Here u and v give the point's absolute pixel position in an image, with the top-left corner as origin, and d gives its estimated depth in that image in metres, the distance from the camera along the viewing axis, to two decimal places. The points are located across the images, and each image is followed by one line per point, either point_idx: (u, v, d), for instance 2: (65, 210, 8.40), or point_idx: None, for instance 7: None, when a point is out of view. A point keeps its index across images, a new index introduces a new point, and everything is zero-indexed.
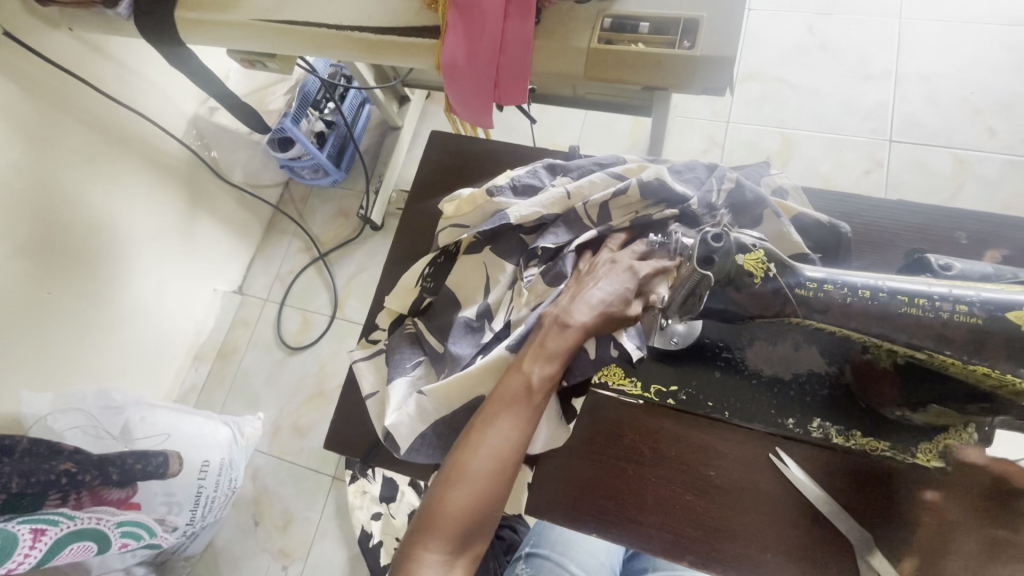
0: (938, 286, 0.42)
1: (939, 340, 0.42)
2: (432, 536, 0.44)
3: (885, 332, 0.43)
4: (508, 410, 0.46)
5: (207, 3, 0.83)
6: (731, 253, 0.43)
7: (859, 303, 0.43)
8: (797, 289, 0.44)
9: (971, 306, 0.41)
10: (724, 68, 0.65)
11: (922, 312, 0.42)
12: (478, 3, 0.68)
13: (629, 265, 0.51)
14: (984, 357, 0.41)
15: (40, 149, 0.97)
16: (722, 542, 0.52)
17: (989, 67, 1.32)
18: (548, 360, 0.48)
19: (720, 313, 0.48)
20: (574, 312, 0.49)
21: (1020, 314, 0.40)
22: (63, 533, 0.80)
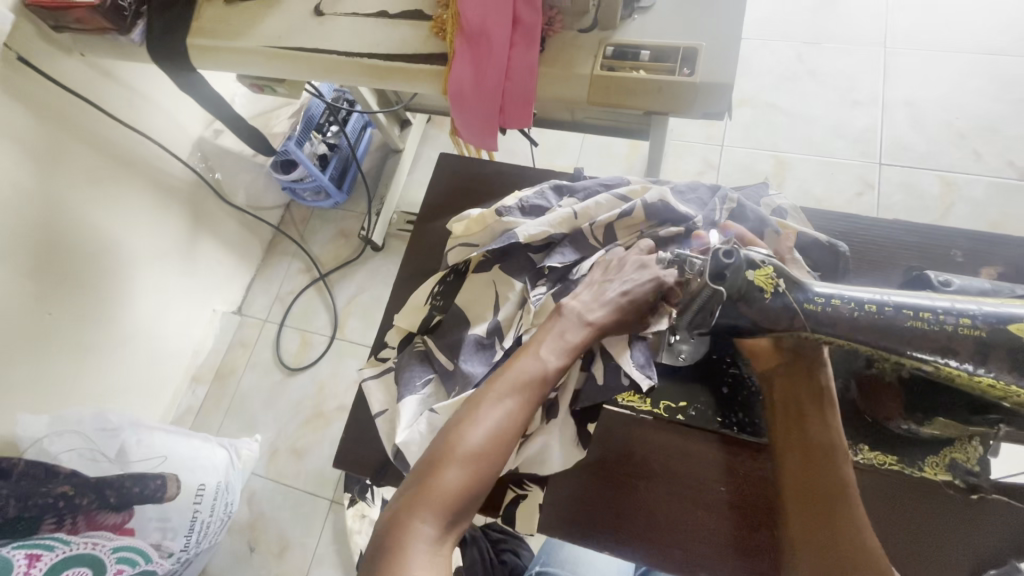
0: (940, 300, 0.43)
1: (943, 352, 0.42)
2: (424, 509, 0.44)
3: (893, 345, 0.43)
4: (514, 391, 0.47)
5: (220, 30, 0.85)
6: (741, 269, 0.44)
7: (866, 317, 0.43)
8: (806, 304, 0.45)
9: (974, 319, 0.41)
10: (723, 94, 0.68)
11: (927, 325, 0.42)
12: (485, 33, 0.71)
13: (655, 270, 0.53)
14: (990, 367, 0.41)
15: (48, 172, 0.98)
16: (733, 557, 0.52)
17: (972, 93, 1.37)
18: (564, 351, 0.50)
19: (732, 328, 0.48)
20: (595, 308, 0.51)
21: (1021, 326, 0.41)
22: (58, 559, 0.78)
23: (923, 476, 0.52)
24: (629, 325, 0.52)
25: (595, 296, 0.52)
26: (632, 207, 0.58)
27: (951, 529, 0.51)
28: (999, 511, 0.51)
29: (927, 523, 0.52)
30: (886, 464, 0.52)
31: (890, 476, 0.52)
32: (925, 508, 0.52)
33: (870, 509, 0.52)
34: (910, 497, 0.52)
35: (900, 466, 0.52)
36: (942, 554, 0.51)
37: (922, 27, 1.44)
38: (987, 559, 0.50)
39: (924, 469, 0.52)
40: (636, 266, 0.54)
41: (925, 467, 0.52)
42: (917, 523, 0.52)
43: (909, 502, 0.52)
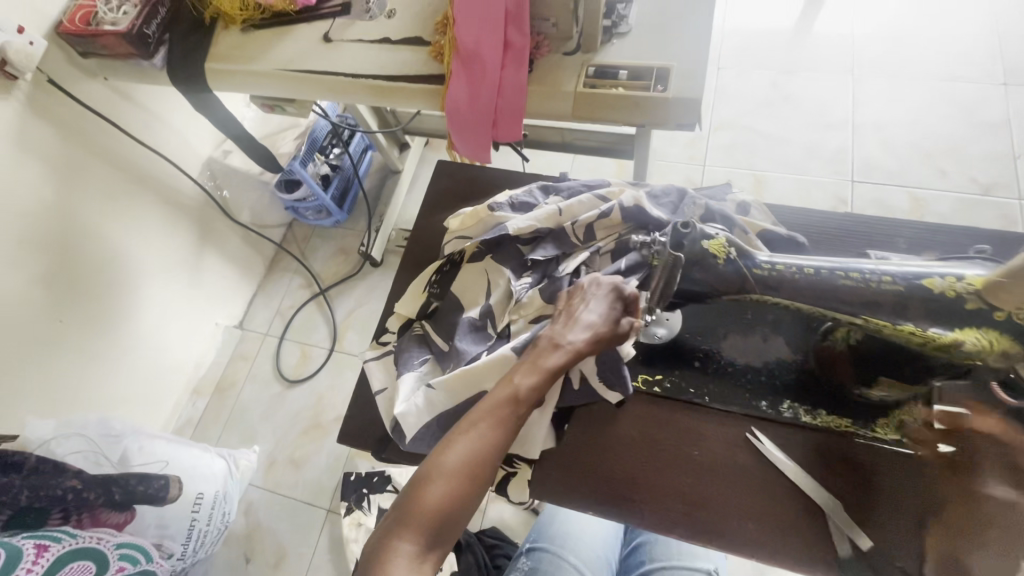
0: (867, 263, 0.48)
1: (869, 304, 0.47)
2: (407, 527, 0.46)
3: (830, 303, 0.48)
4: (491, 415, 0.50)
5: (236, 55, 0.93)
6: (697, 239, 0.50)
7: (805, 279, 0.48)
8: (753, 270, 0.50)
9: (894, 277, 0.46)
10: (693, 107, 0.75)
11: (855, 282, 0.47)
12: (479, 54, 0.78)
13: (615, 286, 0.55)
14: (910, 319, 0.46)
15: (70, 185, 1.04)
16: (709, 515, 0.52)
17: (934, 116, 1.47)
18: (538, 374, 0.51)
19: (694, 295, 0.53)
20: (567, 332, 0.53)
21: (932, 280, 0.45)
22: (64, 551, 0.79)
23: (875, 438, 0.52)
24: (604, 346, 0.54)
25: (572, 319, 0.54)
26: (609, 211, 0.62)
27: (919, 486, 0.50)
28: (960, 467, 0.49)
29: (894, 481, 0.51)
30: (840, 427, 0.53)
31: (848, 440, 0.53)
32: (893, 469, 0.51)
33: (839, 468, 0.52)
34: (876, 460, 0.52)
35: (853, 428, 0.53)
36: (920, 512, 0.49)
37: (887, 57, 1.55)
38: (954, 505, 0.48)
39: (875, 430, 0.53)
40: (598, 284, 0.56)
41: (876, 428, 0.53)
42: (888, 481, 0.51)
43: (877, 463, 0.51)
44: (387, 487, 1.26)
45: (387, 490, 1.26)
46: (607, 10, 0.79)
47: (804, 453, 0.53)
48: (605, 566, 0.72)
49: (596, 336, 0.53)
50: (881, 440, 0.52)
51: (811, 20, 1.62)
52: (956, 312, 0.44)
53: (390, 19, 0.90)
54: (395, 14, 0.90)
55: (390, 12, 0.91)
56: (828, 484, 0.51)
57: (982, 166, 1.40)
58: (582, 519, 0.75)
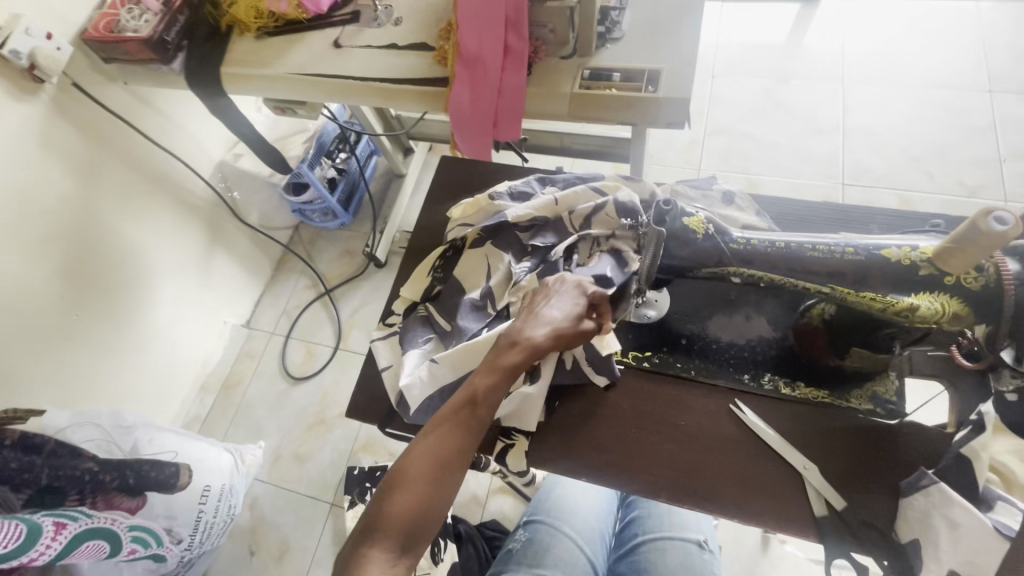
0: (833, 238, 0.51)
1: (834, 274, 0.50)
2: (376, 538, 0.46)
3: (800, 274, 0.52)
4: (450, 417, 0.51)
5: (250, 60, 0.98)
6: (677, 215, 0.55)
7: (776, 252, 0.52)
8: (730, 245, 0.54)
9: (856, 248, 0.49)
10: (682, 107, 0.80)
11: (823, 254, 0.50)
12: (480, 58, 0.83)
13: (578, 285, 0.58)
14: (872, 287, 0.49)
15: (89, 183, 1.09)
16: (695, 480, 0.55)
17: (922, 121, 1.52)
18: (498, 372, 0.53)
19: (674, 269, 0.57)
20: (529, 328, 0.55)
21: (890, 251, 0.48)
22: (81, 529, 0.84)
23: (851, 407, 0.56)
24: (567, 342, 0.56)
25: (532, 317, 0.56)
26: (604, 205, 0.66)
27: (889, 450, 0.54)
28: (922, 430, 0.54)
29: (867, 447, 0.54)
30: (818, 398, 0.57)
31: (824, 410, 0.56)
32: (866, 435, 0.55)
33: (816, 436, 0.55)
34: (851, 428, 0.55)
35: (830, 399, 0.57)
36: (889, 473, 0.53)
37: (876, 66, 1.60)
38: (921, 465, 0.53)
39: (850, 400, 0.56)
40: (564, 282, 0.58)
41: (850, 399, 0.56)
42: (862, 447, 0.54)
43: (852, 430, 0.55)
44: None
45: None
46: (602, 17, 0.84)
47: (789, 423, 0.56)
48: (599, 539, 0.76)
49: (558, 332, 0.55)
50: (855, 409, 0.56)
51: (802, 31, 1.68)
52: (910, 279, 0.47)
53: (397, 26, 0.96)
54: (402, 22, 0.96)
55: (397, 20, 0.96)
56: (810, 452, 0.55)
57: (969, 170, 1.44)
58: (577, 495, 0.80)
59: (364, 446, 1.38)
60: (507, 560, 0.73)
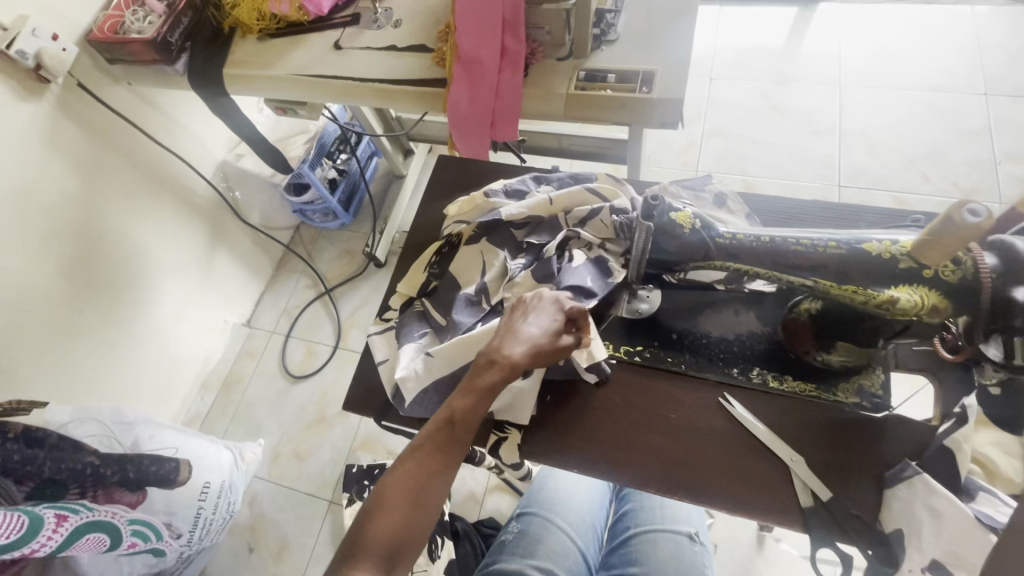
0: (816, 234, 0.52)
1: (817, 268, 0.51)
2: (358, 559, 0.48)
3: (784, 268, 0.53)
4: (430, 439, 0.52)
5: (252, 61, 1.00)
6: (666, 210, 0.56)
7: (760, 247, 0.53)
8: (716, 239, 0.55)
9: (838, 243, 0.51)
10: (676, 107, 0.81)
11: (806, 249, 0.52)
12: (477, 59, 0.84)
13: (556, 300, 0.58)
14: (854, 280, 0.50)
15: (92, 181, 1.10)
16: (685, 472, 0.56)
17: (917, 124, 1.53)
18: (475, 393, 0.53)
19: (663, 263, 0.59)
20: (507, 347, 0.54)
21: (870, 245, 0.49)
22: (82, 522, 0.85)
23: (838, 400, 0.57)
24: (546, 359, 0.55)
25: (509, 336, 0.55)
26: (599, 211, 0.66)
27: (875, 443, 0.55)
28: (907, 425, 0.55)
29: (851, 439, 0.55)
30: (806, 391, 0.58)
31: (812, 403, 0.57)
32: (852, 428, 0.56)
33: (803, 429, 0.56)
34: (837, 420, 0.56)
35: (818, 393, 0.58)
36: (874, 465, 0.54)
37: (872, 69, 1.61)
38: (908, 457, 0.53)
39: (837, 394, 0.57)
40: (545, 299, 0.58)
41: (838, 392, 0.57)
42: (847, 440, 0.55)
43: (838, 423, 0.56)
44: None
45: None
46: (597, 19, 0.86)
47: (777, 415, 0.57)
48: (591, 530, 0.77)
49: (535, 351, 0.54)
50: (841, 402, 0.57)
51: (799, 35, 1.69)
52: (890, 272, 0.49)
53: (396, 28, 0.97)
54: (401, 24, 0.97)
55: (397, 22, 0.98)
56: (797, 444, 0.56)
57: (964, 172, 1.45)
58: (569, 487, 0.80)
59: (362, 444, 1.39)
60: (500, 551, 0.75)
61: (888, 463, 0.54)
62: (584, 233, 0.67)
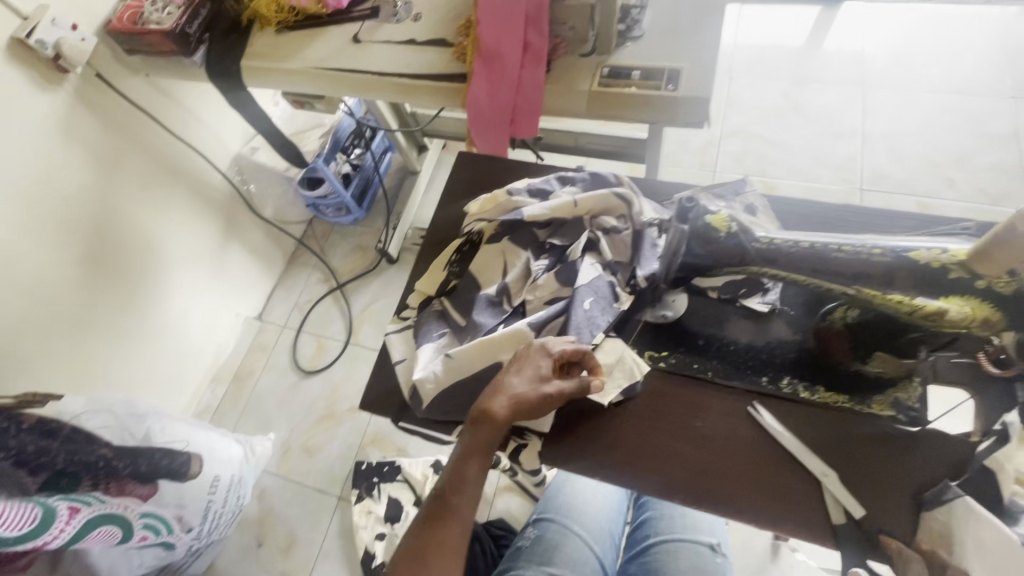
0: (860, 239, 0.50)
1: (860, 275, 0.49)
2: None
3: (824, 274, 0.51)
4: (427, 510, 0.55)
5: (271, 54, 0.99)
6: (702, 212, 0.57)
7: (800, 251, 0.52)
8: (754, 244, 0.53)
9: (885, 250, 0.48)
10: (702, 106, 0.79)
11: (848, 254, 0.50)
12: (499, 55, 0.82)
13: (544, 347, 0.57)
14: (897, 289, 0.48)
15: (107, 172, 1.09)
16: (711, 484, 0.54)
17: (943, 127, 1.49)
18: (461, 459, 0.54)
19: (698, 269, 0.58)
20: (489, 402, 0.54)
21: (919, 253, 0.47)
22: (94, 514, 0.87)
23: (872, 413, 0.55)
24: (537, 409, 0.54)
25: (491, 391, 0.55)
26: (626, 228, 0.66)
27: (911, 458, 0.53)
28: (945, 440, 0.53)
29: (885, 455, 0.53)
30: (839, 403, 0.56)
31: (845, 416, 0.56)
32: (888, 440, 0.54)
33: (835, 441, 0.55)
34: (871, 432, 0.55)
35: (852, 405, 0.56)
36: (910, 482, 0.52)
37: (896, 70, 1.58)
38: (947, 475, 0.52)
39: (872, 406, 0.55)
40: (537, 346, 0.57)
41: (872, 404, 0.55)
42: (882, 454, 0.54)
43: (873, 435, 0.54)
44: (398, 477, 1.28)
45: (398, 479, 1.28)
46: (622, 15, 0.84)
47: (811, 427, 0.55)
48: (609, 538, 0.77)
49: (519, 403, 0.54)
50: (875, 415, 0.55)
51: (821, 34, 1.66)
52: (939, 281, 0.46)
53: (416, 22, 0.96)
54: (421, 17, 0.96)
55: (416, 16, 0.96)
56: (830, 457, 0.54)
57: (991, 177, 1.42)
58: (586, 494, 0.81)
59: (372, 441, 1.38)
60: (515, 556, 0.74)
61: (928, 480, 0.52)
62: (603, 243, 0.65)
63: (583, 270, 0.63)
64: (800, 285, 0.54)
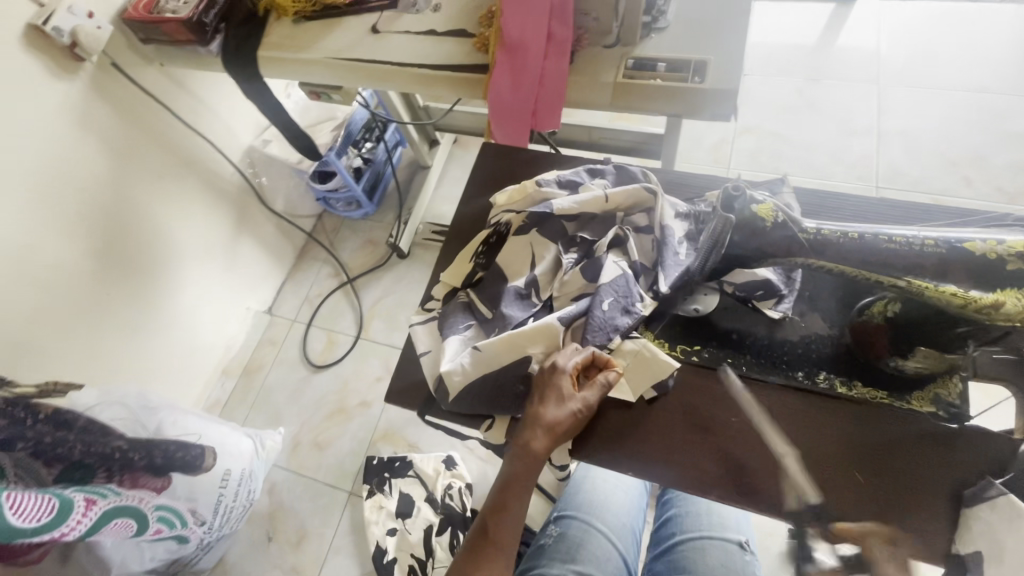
0: (912, 231, 0.51)
1: (912, 267, 0.50)
2: None
3: (875, 266, 0.51)
4: (470, 547, 0.54)
5: (289, 43, 0.98)
6: (747, 204, 0.55)
7: (849, 242, 0.52)
8: (801, 234, 0.53)
9: (937, 241, 0.49)
10: (729, 98, 0.78)
11: (899, 245, 0.50)
12: (523, 45, 0.81)
13: (554, 364, 0.56)
14: (952, 280, 0.49)
15: (121, 164, 1.09)
16: (747, 480, 0.55)
17: (960, 125, 1.48)
18: (505, 497, 0.55)
19: (739, 260, 0.57)
20: (528, 435, 0.54)
21: (972, 243, 0.48)
22: (109, 507, 0.84)
23: (911, 409, 0.55)
24: (572, 428, 0.55)
25: (524, 427, 0.55)
26: (653, 229, 0.63)
27: (949, 456, 0.53)
28: (985, 439, 0.53)
29: (923, 453, 0.54)
30: (877, 399, 0.56)
31: (883, 412, 0.56)
32: (926, 438, 0.54)
33: (872, 438, 0.55)
34: (908, 428, 0.55)
35: (890, 400, 0.56)
36: (948, 480, 0.52)
37: (912, 67, 1.56)
38: (988, 473, 0.52)
39: (910, 402, 0.56)
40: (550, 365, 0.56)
41: (911, 400, 0.56)
42: (920, 451, 0.54)
43: (910, 431, 0.55)
44: (409, 472, 1.27)
45: (410, 474, 1.27)
46: (647, 6, 0.83)
47: (847, 423, 0.56)
48: (631, 535, 0.77)
49: (556, 430, 0.54)
50: (915, 411, 0.55)
51: (835, 31, 1.64)
52: (997, 273, 0.47)
53: (436, 12, 0.94)
54: (441, 8, 0.95)
55: (436, 6, 0.95)
56: (864, 454, 0.55)
57: (1009, 175, 1.40)
58: (607, 491, 0.81)
59: (383, 436, 1.38)
60: (539, 554, 0.75)
61: (967, 479, 0.52)
62: (631, 242, 0.63)
63: (609, 266, 0.61)
64: (844, 278, 0.54)
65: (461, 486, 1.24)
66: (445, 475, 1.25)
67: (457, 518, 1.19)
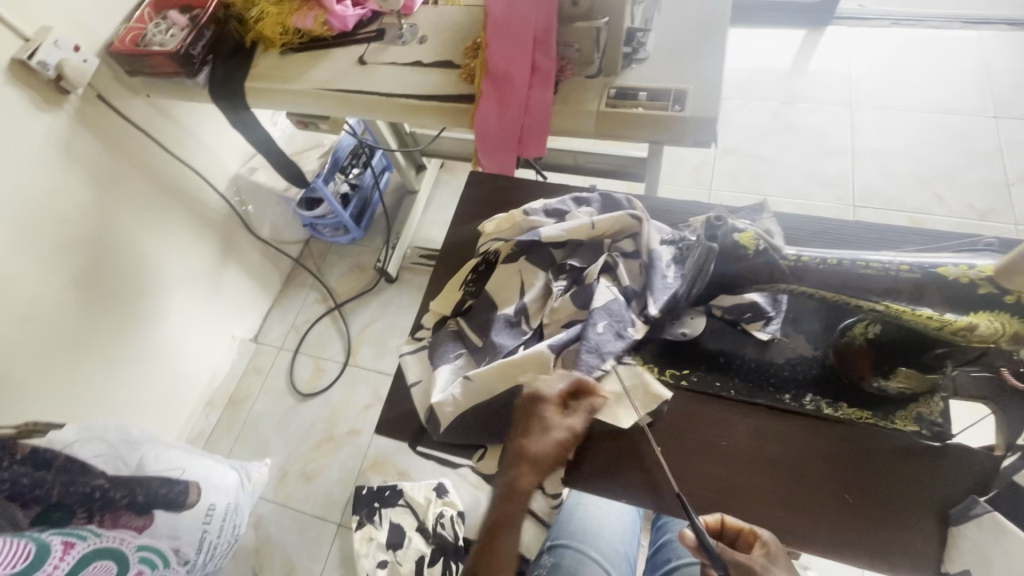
0: (886, 257, 0.53)
1: (889, 291, 0.52)
2: None
3: (854, 290, 0.53)
4: None
5: (275, 75, 0.99)
6: (728, 232, 0.56)
7: (828, 268, 0.54)
8: (782, 261, 0.55)
9: (911, 265, 0.51)
10: (710, 124, 0.80)
11: (875, 271, 0.52)
12: (508, 76, 0.83)
13: (539, 391, 0.57)
14: (927, 304, 0.51)
15: (106, 195, 1.08)
16: (736, 502, 0.55)
17: (932, 146, 1.54)
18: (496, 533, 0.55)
19: (724, 284, 0.58)
20: (515, 470, 0.56)
21: (946, 268, 0.50)
22: (88, 550, 0.78)
23: (895, 428, 0.57)
24: (558, 457, 0.57)
25: (511, 462, 0.56)
26: (641, 254, 0.65)
27: (932, 473, 0.55)
28: (966, 456, 0.55)
29: (905, 471, 0.55)
30: (863, 420, 0.57)
31: (867, 432, 0.57)
32: (909, 455, 0.56)
33: (857, 457, 0.56)
34: (890, 447, 0.56)
35: (876, 421, 0.57)
36: (931, 498, 0.54)
37: (883, 91, 1.63)
38: (972, 490, 0.53)
39: (895, 421, 0.57)
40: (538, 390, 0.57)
41: (896, 420, 0.57)
42: (904, 470, 0.55)
43: (894, 450, 0.56)
44: (400, 501, 1.24)
45: (400, 504, 1.24)
46: (628, 38, 0.85)
47: (837, 445, 0.57)
48: (626, 562, 0.77)
49: (542, 462, 0.56)
50: (899, 430, 0.56)
51: (807, 57, 1.71)
52: (968, 296, 0.49)
53: (421, 44, 0.97)
54: (427, 40, 0.97)
55: (422, 38, 0.97)
56: (849, 474, 0.55)
57: (978, 193, 1.46)
58: (600, 516, 0.81)
59: (373, 464, 1.36)
60: None
61: (950, 497, 0.53)
62: (620, 268, 0.64)
63: (600, 293, 0.62)
64: (825, 300, 0.56)
65: (452, 514, 1.22)
66: (436, 504, 1.23)
67: (449, 548, 1.16)
